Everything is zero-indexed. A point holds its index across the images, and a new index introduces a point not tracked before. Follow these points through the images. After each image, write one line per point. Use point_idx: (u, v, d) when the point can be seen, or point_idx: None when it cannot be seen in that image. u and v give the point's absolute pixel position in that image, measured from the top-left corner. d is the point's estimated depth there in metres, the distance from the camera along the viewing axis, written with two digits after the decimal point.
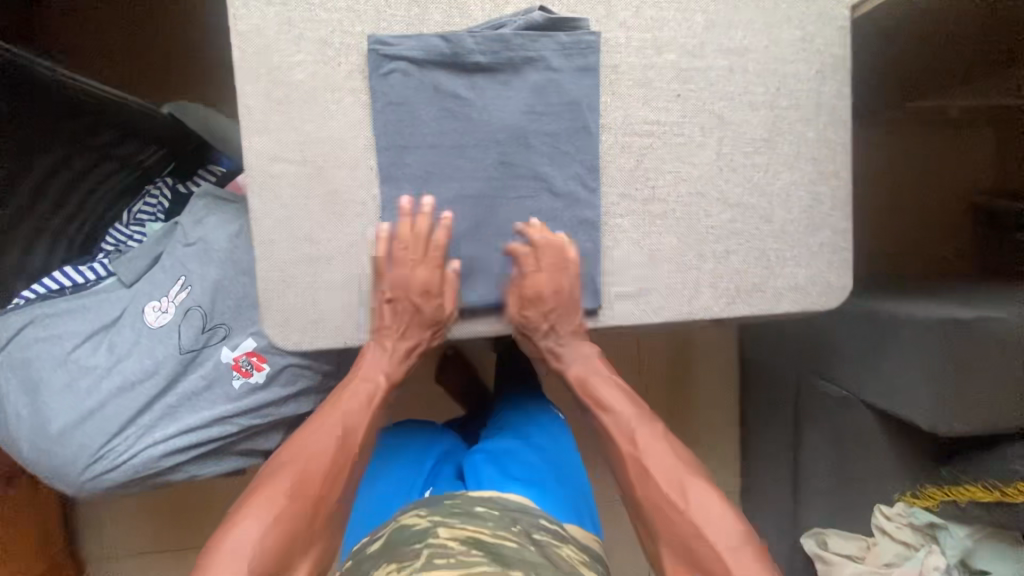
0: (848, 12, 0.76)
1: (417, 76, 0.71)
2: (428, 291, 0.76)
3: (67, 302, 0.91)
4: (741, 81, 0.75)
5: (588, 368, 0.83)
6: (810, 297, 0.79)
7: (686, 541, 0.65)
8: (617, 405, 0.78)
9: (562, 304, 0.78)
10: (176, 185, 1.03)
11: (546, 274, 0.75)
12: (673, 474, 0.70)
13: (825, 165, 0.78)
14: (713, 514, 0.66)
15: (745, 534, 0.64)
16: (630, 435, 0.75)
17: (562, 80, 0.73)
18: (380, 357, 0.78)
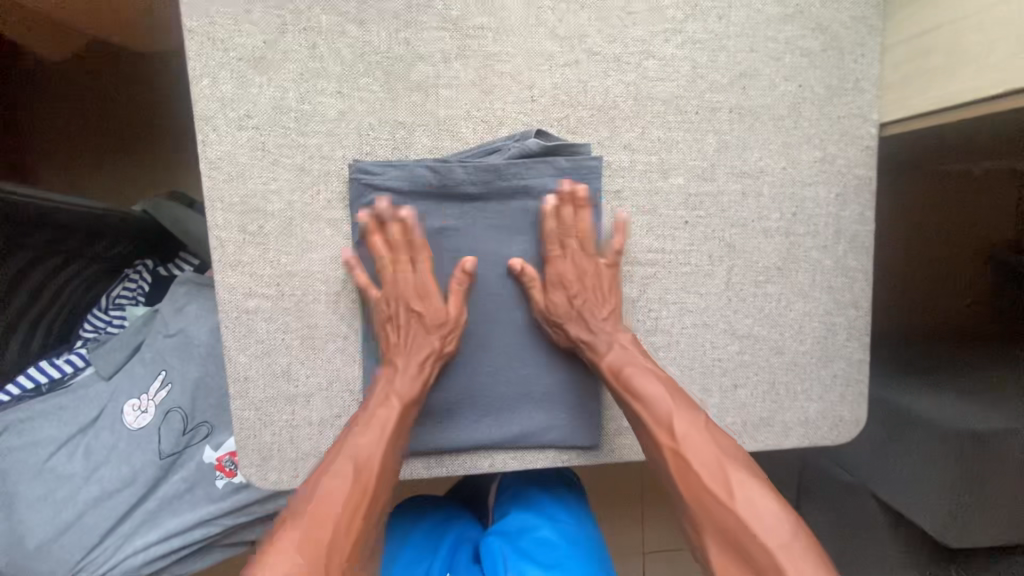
0: (874, 131, 0.70)
1: (400, 206, 0.65)
2: (423, 293, 0.66)
3: (42, 404, 0.87)
4: (754, 206, 0.69)
5: (624, 354, 0.65)
6: (821, 432, 0.74)
7: (737, 543, 0.52)
8: (656, 395, 0.62)
9: (596, 287, 0.68)
10: (157, 268, 1.01)
11: (572, 259, 0.67)
12: (719, 470, 0.56)
13: (842, 294, 0.72)
14: (762, 512, 0.52)
15: (793, 533, 0.50)
16: (670, 426, 0.60)
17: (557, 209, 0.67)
18: (391, 379, 0.64)
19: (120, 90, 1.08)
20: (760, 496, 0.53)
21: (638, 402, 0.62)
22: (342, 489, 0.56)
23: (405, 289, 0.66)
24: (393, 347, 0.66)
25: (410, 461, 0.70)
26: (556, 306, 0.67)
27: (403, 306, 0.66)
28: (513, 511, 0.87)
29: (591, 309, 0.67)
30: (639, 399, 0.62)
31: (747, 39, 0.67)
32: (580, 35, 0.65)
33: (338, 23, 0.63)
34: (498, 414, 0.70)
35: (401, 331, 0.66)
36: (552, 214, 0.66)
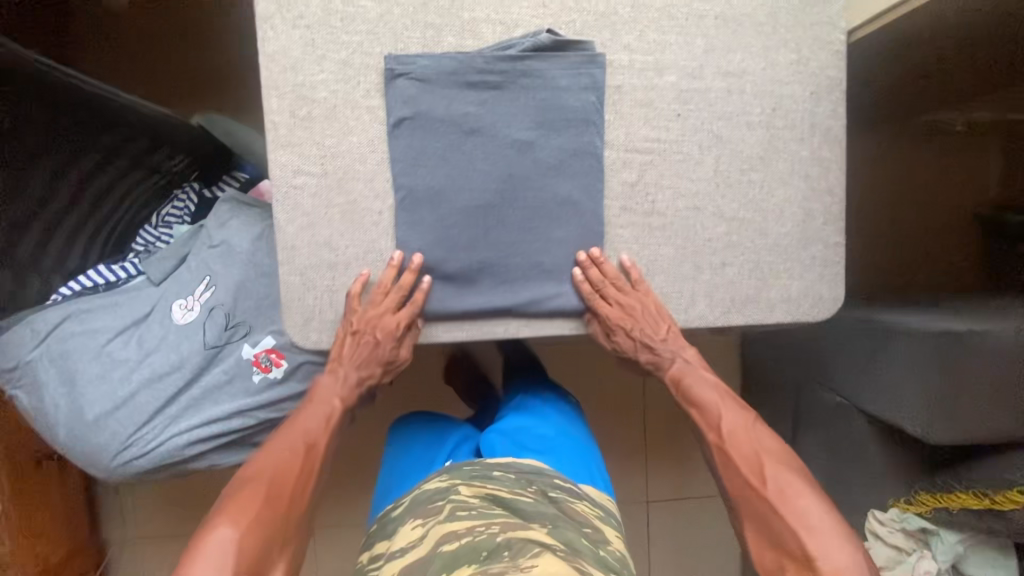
0: (843, 37, 0.79)
1: (431, 93, 0.75)
2: (389, 332, 0.79)
3: (102, 299, 0.96)
4: (738, 102, 0.79)
5: (684, 367, 0.83)
6: (803, 308, 0.82)
7: (773, 526, 0.67)
8: (711, 401, 0.80)
9: (643, 318, 0.80)
10: (202, 191, 1.09)
11: (618, 303, 0.79)
12: (763, 467, 0.72)
13: (818, 182, 0.81)
14: (797, 502, 0.67)
15: (827, 518, 0.66)
16: (719, 428, 0.77)
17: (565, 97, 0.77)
18: (336, 385, 0.81)
19: (169, 34, 1.18)
20: (799, 484, 0.69)
21: (698, 409, 0.80)
22: (291, 457, 0.75)
23: (381, 321, 0.78)
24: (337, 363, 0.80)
25: (436, 329, 0.81)
26: (622, 345, 0.83)
27: (368, 331, 0.79)
28: (512, 413, 1.03)
29: (649, 335, 0.81)
30: (698, 405, 0.80)
31: None
32: None
33: None
34: (511, 283, 0.80)
35: (353, 343, 0.79)
36: (586, 270, 0.80)
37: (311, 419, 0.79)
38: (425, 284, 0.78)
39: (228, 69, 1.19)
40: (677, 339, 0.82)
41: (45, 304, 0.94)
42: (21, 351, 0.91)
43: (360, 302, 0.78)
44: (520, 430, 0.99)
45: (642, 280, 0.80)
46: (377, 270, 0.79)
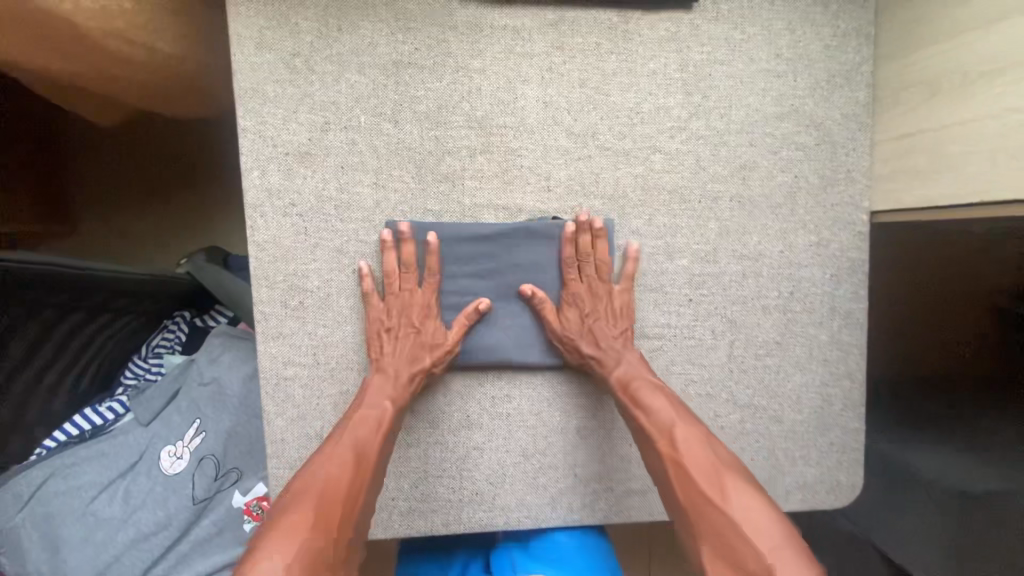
0: (865, 217, 0.75)
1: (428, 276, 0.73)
2: (426, 314, 0.73)
3: (86, 450, 0.93)
4: (754, 286, 0.75)
5: (632, 368, 0.70)
6: (819, 496, 0.78)
7: (723, 541, 0.54)
8: (659, 407, 0.66)
9: (607, 310, 0.73)
10: (194, 320, 1.09)
11: (588, 283, 0.73)
12: (712, 476, 0.59)
13: (838, 366, 0.77)
14: (751, 514, 0.55)
15: (790, 533, 0.53)
16: (668, 434, 0.64)
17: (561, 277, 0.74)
18: (385, 383, 0.70)
19: (160, 149, 1.14)
20: (744, 498, 0.56)
21: (645, 415, 0.66)
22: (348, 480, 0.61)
23: (410, 304, 0.72)
24: (379, 363, 0.71)
25: (430, 516, 0.75)
26: (570, 325, 0.73)
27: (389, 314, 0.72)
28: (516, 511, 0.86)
29: (603, 328, 0.72)
30: (644, 411, 0.66)
31: (746, 135, 0.73)
32: (593, 133, 0.72)
33: (375, 122, 0.70)
34: (509, 473, 0.75)
35: (391, 337, 0.71)
36: (563, 246, 0.72)
37: (356, 424, 0.66)
38: (431, 241, 0.71)
39: (221, 184, 1.15)
40: (622, 327, 0.73)
41: (28, 463, 0.91)
42: (3, 518, 0.87)
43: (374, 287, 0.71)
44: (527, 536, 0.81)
45: (626, 270, 0.73)
46: (376, 257, 0.72)
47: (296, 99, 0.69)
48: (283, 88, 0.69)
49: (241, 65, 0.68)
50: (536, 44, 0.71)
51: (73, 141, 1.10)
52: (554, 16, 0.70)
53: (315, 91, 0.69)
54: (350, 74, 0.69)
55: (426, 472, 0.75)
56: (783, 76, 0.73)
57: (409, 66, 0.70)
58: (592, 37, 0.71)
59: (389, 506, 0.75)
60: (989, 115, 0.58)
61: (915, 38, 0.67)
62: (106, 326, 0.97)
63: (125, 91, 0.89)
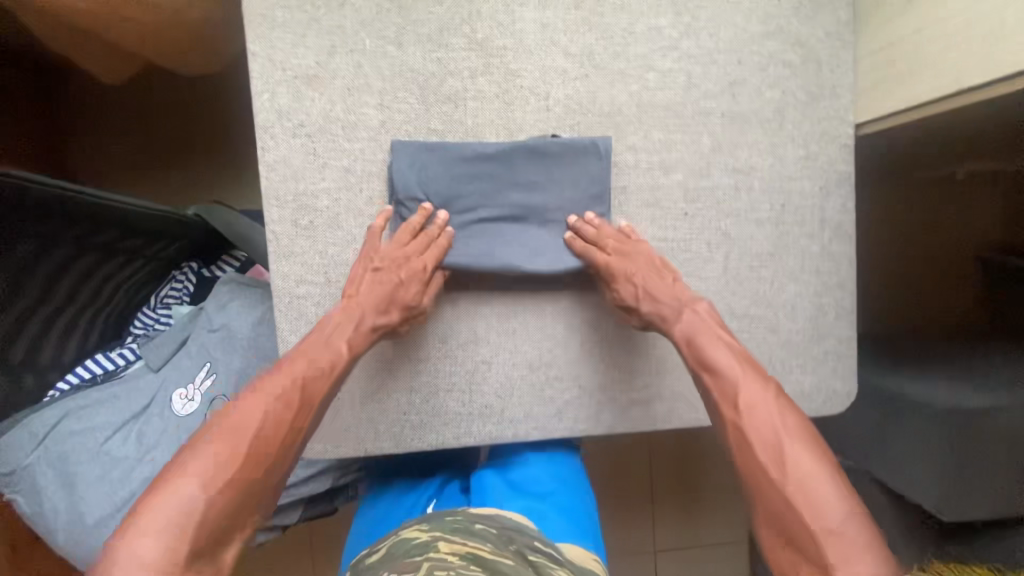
0: (852, 131, 0.79)
1: (438, 194, 0.75)
2: (413, 273, 0.72)
3: (99, 392, 0.94)
4: (747, 199, 0.78)
5: (694, 322, 0.70)
6: (816, 403, 0.81)
7: (778, 515, 0.56)
8: (728, 368, 0.65)
9: (649, 267, 0.74)
10: (202, 271, 1.09)
11: (637, 250, 0.74)
12: (775, 445, 0.59)
13: (830, 277, 0.80)
14: (811, 487, 0.55)
15: (846, 511, 0.54)
16: (734, 398, 0.63)
17: (565, 192, 0.76)
18: (346, 328, 0.70)
19: (164, 107, 1.16)
20: (806, 468, 0.56)
21: (712, 375, 0.65)
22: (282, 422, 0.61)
23: (404, 258, 0.73)
24: (351, 300, 0.71)
25: (440, 431, 0.77)
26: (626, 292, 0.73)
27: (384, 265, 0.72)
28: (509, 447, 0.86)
29: (655, 285, 0.73)
30: (712, 371, 0.66)
31: (735, 53, 0.76)
32: (589, 53, 0.75)
33: (380, 46, 0.73)
34: (515, 387, 0.78)
35: (373, 285, 0.72)
36: (583, 227, 0.75)
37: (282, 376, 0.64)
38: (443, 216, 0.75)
39: (225, 142, 1.17)
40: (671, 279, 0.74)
41: (42, 404, 0.93)
42: (19, 454, 0.89)
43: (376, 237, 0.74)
44: (516, 469, 0.81)
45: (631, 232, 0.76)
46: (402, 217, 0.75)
47: (304, 24, 0.72)
48: (291, 13, 0.72)
49: None
50: None
51: (79, 99, 1.13)
52: None
53: (321, 16, 0.72)
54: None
55: (436, 388, 0.77)
56: None
57: None
58: None
59: (400, 422, 0.77)
60: (962, 7, 0.61)
61: None
62: (119, 270, 0.98)
63: (132, 40, 0.91)
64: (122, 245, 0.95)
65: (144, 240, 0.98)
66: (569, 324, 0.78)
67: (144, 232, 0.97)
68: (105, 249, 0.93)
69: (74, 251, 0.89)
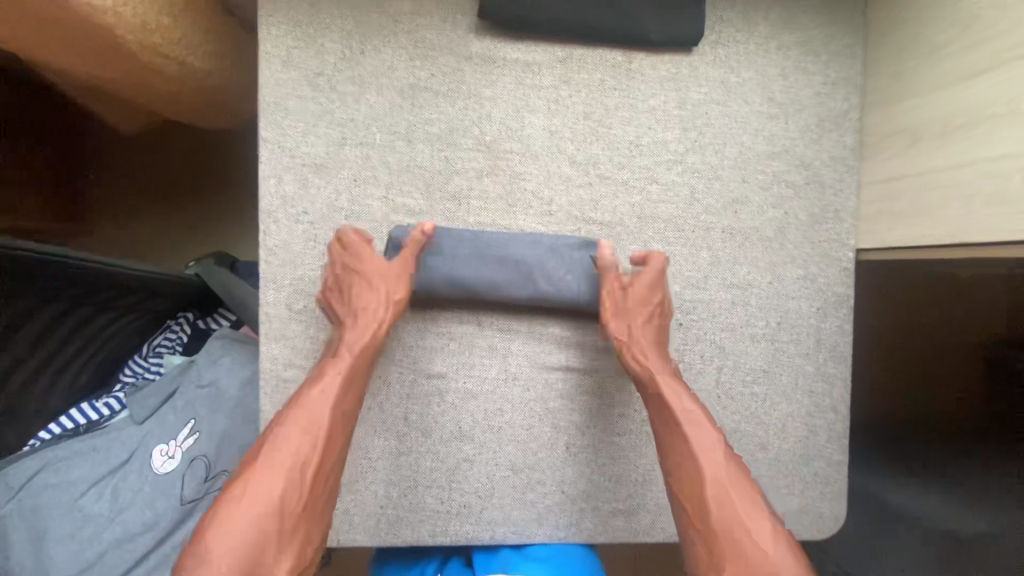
0: (851, 254, 0.79)
1: (430, 291, 0.74)
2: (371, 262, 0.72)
3: (81, 443, 0.94)
4: (742, 314, 0.78)
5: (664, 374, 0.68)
6: (801, 526, 0.79)
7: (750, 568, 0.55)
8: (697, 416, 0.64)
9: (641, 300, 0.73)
10: (197, 322, 1.11)
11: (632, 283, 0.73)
12: (744, 497, 0.59)
13: (823, 398, 0.79)
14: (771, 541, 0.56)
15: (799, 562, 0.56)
16: (705, 444, 0.63)
17: (556, 288, 0.74)
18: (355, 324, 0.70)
19: (178, 156, 1.19)
20: (765, 523, 0.58)
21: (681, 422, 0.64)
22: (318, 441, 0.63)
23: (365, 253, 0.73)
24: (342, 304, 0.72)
25: (417, 526, 0.76)
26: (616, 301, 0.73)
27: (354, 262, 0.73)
28: None
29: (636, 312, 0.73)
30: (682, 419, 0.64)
31: (739, 171, 0.77)
32: (594, 162, 0.76)
33: (390, 140, 0.74)
34: (495, 488, 0.76)
35: (347, 282, 0.72)
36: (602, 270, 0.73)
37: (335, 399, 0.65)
38: (426, 228, 0.73)
39: (235, 193, 1.19)
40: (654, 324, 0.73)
41: (21, 453, 0.92)
42: None
43: (350, 245, 0.73)
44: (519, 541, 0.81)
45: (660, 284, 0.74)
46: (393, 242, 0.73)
47: (317, 114, 0.74)
48: (305, 104, 0.73)
49: (267, 80, 0.73)
50: (545, 77, 0.75)
51: (93, 145, 1.15)
52: (562, 52, 0.75)
53: (335, 108, 0.74)
54: (368, 94, 0.74)
55: (415, 482, 0.76)
56: (776, 119, 0.77)
57: (424, 90, 0.75)
58: (597, 73, 0.76)
59: (377, 515, 0.76)
60: (968, 163, 0.61)
61: (898, 91, 0.72)
62: (111, 323, 0.99)
63: (148, 98, 0.92)
64: (116, 300, 0.97)
65: (138, 297, 1.00)
66: (557, 427, 0.77)
67: (139, 291, 0.99)
68: (100, 304, 0.95)
69: (71, 307, 0.90)
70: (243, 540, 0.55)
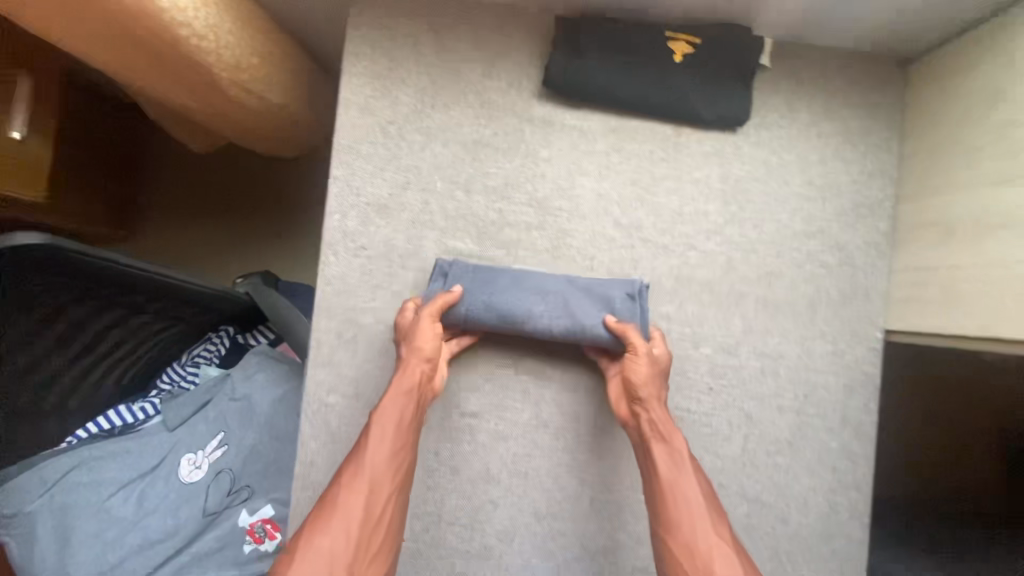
0: (880, 335, 0.81)
1: (468, 316, 0.75)
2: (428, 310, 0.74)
3: (114, 445, 0.96)
4: (771, 383, 0.80)
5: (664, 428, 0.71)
6: None
7: None
8: (686, 473, 0.68)
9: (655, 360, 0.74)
10: (237, 336, 1.14)
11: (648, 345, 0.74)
12: (727, 556, 0.62)
13: (846, 475, 0.80)
14: None
15: None
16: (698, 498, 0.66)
17: (590, 319, 0.75)
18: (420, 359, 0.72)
19: (238, 177, 1.26)
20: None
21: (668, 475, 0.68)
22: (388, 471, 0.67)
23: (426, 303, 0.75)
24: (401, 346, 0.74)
25: (435, 563, 0.77)
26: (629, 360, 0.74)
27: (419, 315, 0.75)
28: None
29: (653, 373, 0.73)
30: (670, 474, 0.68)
31: (775, 246, 0.81)
32: (638, 226, 0.80)
33: (449, 189, 0.80)
34: (516, 533, 0.78)
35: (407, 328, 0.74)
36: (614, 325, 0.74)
37: (400, 430, 0.69)
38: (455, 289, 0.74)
39: (286, 217, 1.25)
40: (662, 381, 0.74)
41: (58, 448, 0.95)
42: (23, 500, 0.89)
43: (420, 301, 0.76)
44: None
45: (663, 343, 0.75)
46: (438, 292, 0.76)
47: (385, 159, 0.80)
48: (376, 149, 0.80)
49: (344, 125, 0.79)
50: (598, 143, 0.81)
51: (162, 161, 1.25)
52: (617, 122, 0.81)
53: (403, 155, 0.80)
54: (435, 145, 0.80)
55: (438, 519, 0.78)
56: (813, 201, 0.82)
57: (486, 146, 0.80)
58: (647, 144, 0.81)
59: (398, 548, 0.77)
60: (1001, 265, 0.64)
61: (931, 189, 0.76)
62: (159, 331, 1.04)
63: (225, 127, 0.97)
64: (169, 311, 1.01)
65: (189, 310, 1.03)
66: (582, 478, 0.79)
67: (192, 305, 1.02)
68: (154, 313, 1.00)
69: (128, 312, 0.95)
70: (326, 564, 0.59)
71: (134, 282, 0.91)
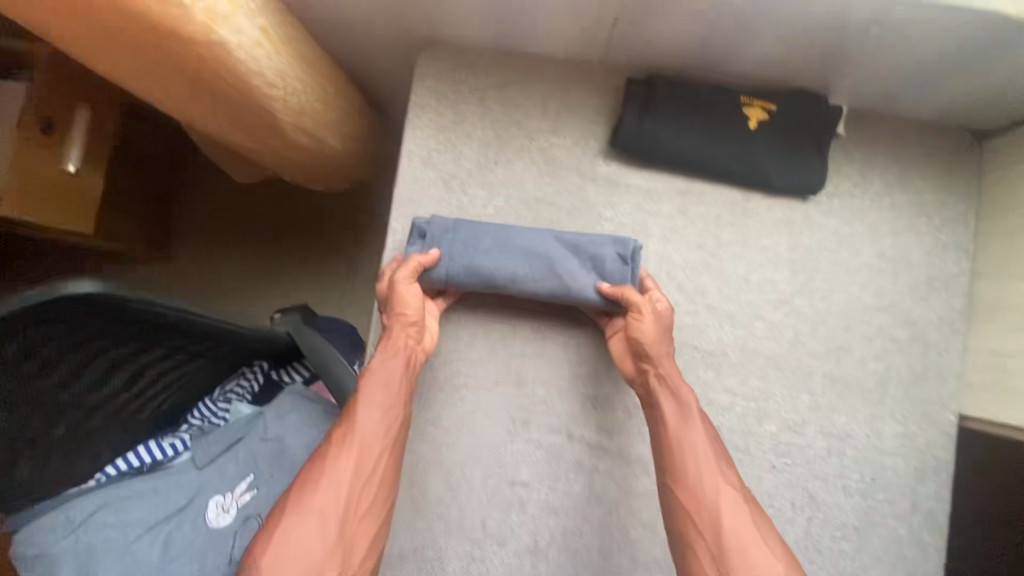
0: (953, 418, 0.77)
1: (449, 279, 0.72)
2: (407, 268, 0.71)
3: (141, 482, 0.77)
4: (838, 464, 0.76)
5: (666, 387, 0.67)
6: None
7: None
8: (696, 432, 0.63)
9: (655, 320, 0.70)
10: (270, 372, 1.02)
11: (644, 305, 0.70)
12: (740, 514, 0.57)
13: (916, 567, 0.75)
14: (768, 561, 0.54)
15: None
16: (709, 454, 0.61)
17: (578, 282, 0.72)
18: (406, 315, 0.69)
19: (278, 209, 1.24)
20: (764, 539, 0.55)
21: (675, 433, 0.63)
22: (378, 425, 0.63)
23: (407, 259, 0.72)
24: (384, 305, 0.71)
25: None
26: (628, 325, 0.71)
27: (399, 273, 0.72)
28: None
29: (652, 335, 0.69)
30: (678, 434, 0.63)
31: (845, 320, 0.78)
32: (702, 292, 0.78)
33: None
34: None
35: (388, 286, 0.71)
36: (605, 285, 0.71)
37: (390, 385, 0.66)
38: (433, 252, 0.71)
39: (325, 251, 1.24)
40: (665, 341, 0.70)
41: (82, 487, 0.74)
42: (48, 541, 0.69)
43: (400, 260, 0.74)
44: None
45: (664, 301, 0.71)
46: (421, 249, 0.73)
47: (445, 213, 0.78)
48: (436, 202, 0.78)
49: (405, 176, 0.78)
50: (664, 205, 0.79)
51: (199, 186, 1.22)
52: (684, 184, 0.79)
53: (463, 209, 0.78)
54: (496, 200, 0.78)
55: None
56: (885, 274, 0.79)
57: (548, 203, 0.78)
58: (715, 208, 0.79)
59: None
60: None
61: (1013, 271, 0.73)
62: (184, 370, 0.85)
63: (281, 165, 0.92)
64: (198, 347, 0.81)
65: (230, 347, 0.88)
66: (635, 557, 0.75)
67: (240, 343, 0.87)
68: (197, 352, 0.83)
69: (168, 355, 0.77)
70: (310, 515, 0.55)
71: (179, 325, 0.73)
